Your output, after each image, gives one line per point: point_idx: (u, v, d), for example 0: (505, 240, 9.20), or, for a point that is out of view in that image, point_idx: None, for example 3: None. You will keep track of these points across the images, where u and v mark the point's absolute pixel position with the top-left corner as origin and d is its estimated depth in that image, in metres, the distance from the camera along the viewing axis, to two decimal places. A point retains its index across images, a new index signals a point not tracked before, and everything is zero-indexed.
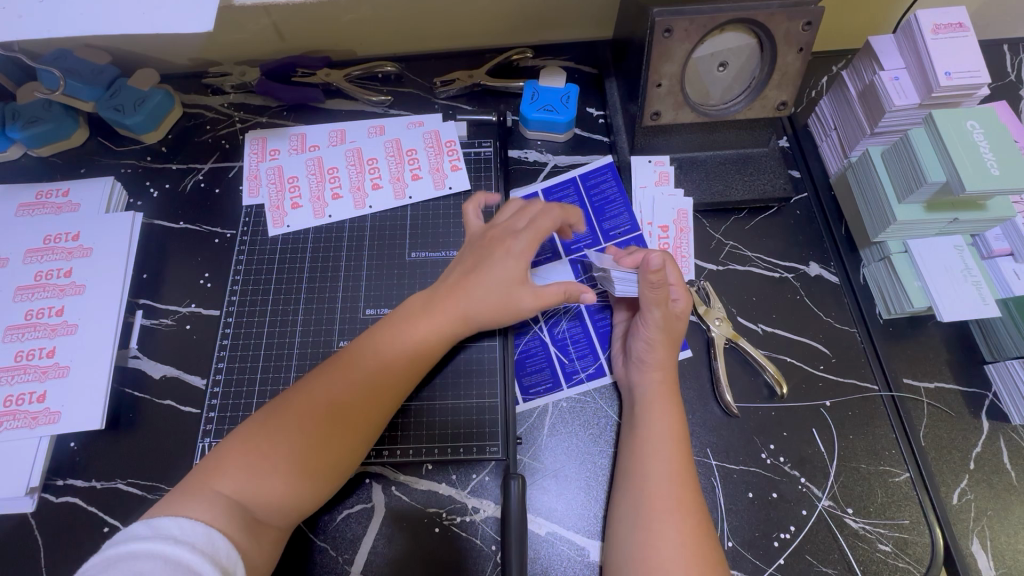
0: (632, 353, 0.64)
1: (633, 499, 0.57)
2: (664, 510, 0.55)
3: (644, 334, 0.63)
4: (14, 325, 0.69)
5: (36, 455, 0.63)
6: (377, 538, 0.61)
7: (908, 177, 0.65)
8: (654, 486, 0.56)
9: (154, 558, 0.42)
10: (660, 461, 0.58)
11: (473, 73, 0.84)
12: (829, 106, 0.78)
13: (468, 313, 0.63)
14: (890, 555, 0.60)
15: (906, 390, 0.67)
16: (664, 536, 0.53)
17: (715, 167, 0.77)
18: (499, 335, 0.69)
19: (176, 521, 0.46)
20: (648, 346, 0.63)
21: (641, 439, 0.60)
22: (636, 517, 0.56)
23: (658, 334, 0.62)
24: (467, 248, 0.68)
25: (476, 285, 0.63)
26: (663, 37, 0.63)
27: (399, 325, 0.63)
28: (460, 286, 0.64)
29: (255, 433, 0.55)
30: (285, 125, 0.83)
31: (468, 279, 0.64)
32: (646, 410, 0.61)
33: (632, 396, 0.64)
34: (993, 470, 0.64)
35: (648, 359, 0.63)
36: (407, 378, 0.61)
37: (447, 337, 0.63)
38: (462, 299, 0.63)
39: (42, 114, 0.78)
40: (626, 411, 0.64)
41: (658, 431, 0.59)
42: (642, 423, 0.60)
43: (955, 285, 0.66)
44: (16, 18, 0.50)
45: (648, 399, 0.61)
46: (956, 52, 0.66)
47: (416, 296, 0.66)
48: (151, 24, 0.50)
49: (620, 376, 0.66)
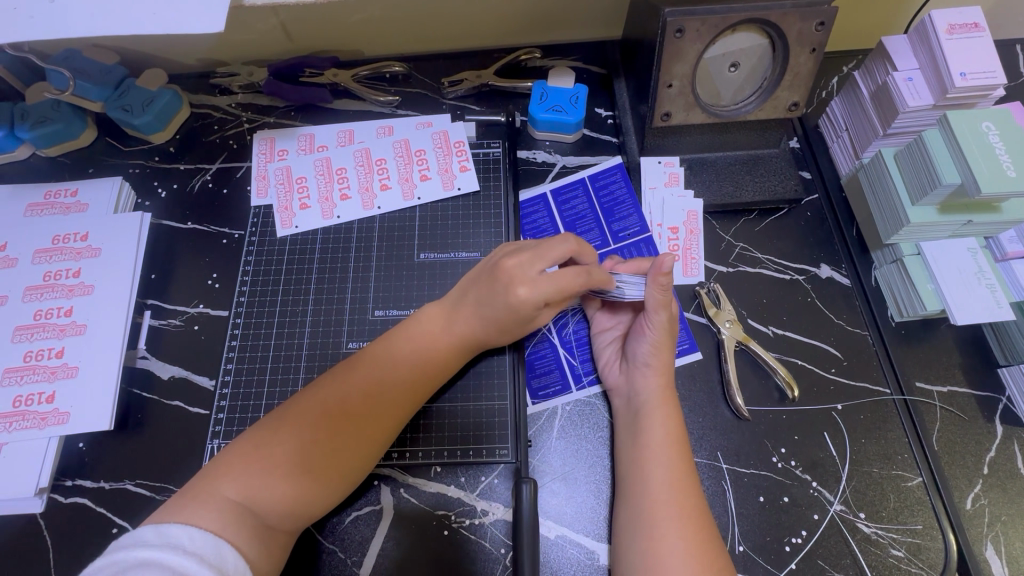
0: (631, 355, 0.64)
1: (637, 506, 0.56)
2: (667, 517, 0.54)
3: (646, 334, 0.63)
4: (24, 325, 0.69)
5: (45, 455, 0.63)
6: (385, 541, 0.61)
7: (921, 179, 0.64)
8: (660, 493, 0.56)
9: (162, 566, 0.42)
10: (666, 468, 0.57)
11: (481, 73, 0.83)
12: (840, 107, 0.77)
13: (479, 332, 0.63)
14: (902, 561, 0.60)
15: (918, 394, 0.66)
16: (670, 544, 0.53)
17: (725, 168, 0.76)
18: (509, 351, 0.69)
19: (186, 530, 0.46)
20: (649, 348, 0.63)
21: (643, 444, 0.59)
22: (642, 525, 0.55)
23: (660, 336, 0.63)
24: (478, 268, 0.66)
25: (490, 308, 0.62)
26: (674, 37, 0.63)
27: (415, 335, 0.63)
28: (472, 302, 0.63)
29: (263, 437, 0.55)
30: (293, 125, 0.83)
31: (481, 302, 0.63)
32: (649, 415, 0.60)
33: (629, 403, 0.63)
34: (1007, 475, 0.63)
35: (650, 362, 0.63)
36: (418, 386, 0.61)
37: (459, 350, 0.63)
38: (473, 317, 0.63)
39: (51, 114, 0.78)
40: (623, 417, 0.63)
41: (662, 438, 0.59)
42: (643, 430, 0.60)
43: (969, 288, 0.65)
44: (27, 18, 0.49)
45: (651, 404, 0.61)
46: (971, 53, 0.65)
47: (431, 307, 0.66)
48: (160, 25, 0.49)
49: (615, 382, 0.65)
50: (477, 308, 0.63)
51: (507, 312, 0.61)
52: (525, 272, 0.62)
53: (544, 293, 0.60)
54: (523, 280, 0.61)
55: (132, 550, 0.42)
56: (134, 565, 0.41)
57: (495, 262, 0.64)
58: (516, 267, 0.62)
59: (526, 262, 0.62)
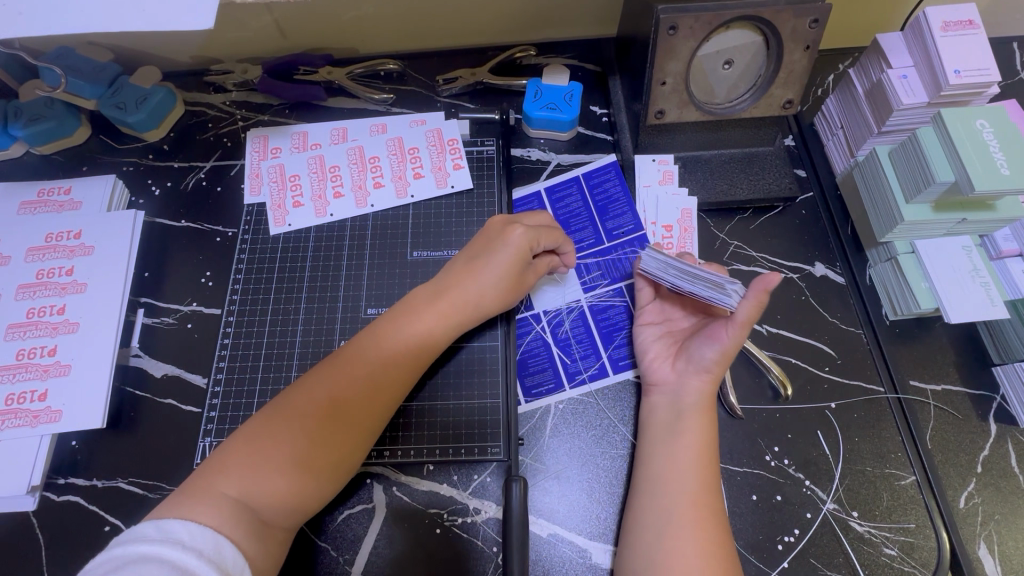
0: (692, 356, 0.62)
1: (656, 507, 0.56)
2: (689, 522, 0.54)
3: (716, 342, 0.60)
4: (16, 323, 0.69)
5: (37, 453, 0.63)
6: (377, 539, 0.61)
7: (916, 177, 0.64)
8: (683, 496, 0.56)
9: (162, 561, 0.43)
10: (694, 473, 0.57)
11: (475, 71, 0.83)
12: (835, 105, 0.77)
13: (473, 297, 0.64)
14: (895, 559, 0.59)
15: (913, 393, 0.66)
16: (687, 546, 0.53)
17: (719, 166, 0.76)
18: (502, 322, 0.70)
19: (186, 525, 0.46)
20: (714, 356, 0.60)
21: (678, 447, 0.59)
22: (657, 526, 0.55)
23: (732, 348, 0.59)
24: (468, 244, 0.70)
25: (483, 268, 0.64)
26: (668, 34, 0.62)
27: (405, 317, 0.63)
28: (464, 260, 0.66)
29: (258, 432, 0.55)
30: (287, 123, 0.83)
31: (472, 264, 0.65)
32: (690, 419, 0.60)
33: (673, 402, 0.62)
34: (1001, 474, 0.63)
35: (711, 368, 0.61)
36: (409, 365, 0.61)
37: (451, 327, 0.64)
38: (466, 283, 0.64)
39: (44, 112, 0.78)
40: (660, 415, 0.62)
41: (697, 444, 0.59)
42: (681, 433, 0.59)
43: (964, 287, 0.65)
44: (16, 16, 0.49)
45: (695, 408, 0.60)
46: (966, 50, 0.65)
47: (418, 290, 0.66)
48: (148, 21, 0.49)
49: (661, 378, 0.64)
50: (468, 275, 0.64)
51: (503, 260, 0.64)
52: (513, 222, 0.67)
53: (535, 238, 0.65)
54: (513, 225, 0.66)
55: (132, 545, 0.43)
56: (132, 561, 0.42)
57: (486, 228, 0.68)
58: (504, 221, 0.68)
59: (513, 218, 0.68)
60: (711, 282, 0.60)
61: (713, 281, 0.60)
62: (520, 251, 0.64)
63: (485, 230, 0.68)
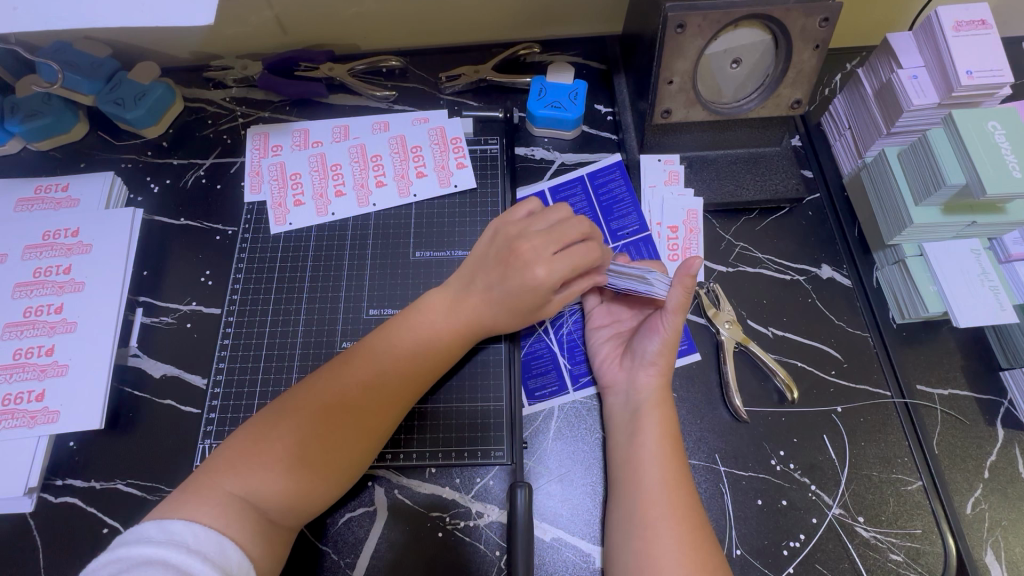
0: (637, 352, 0.63)
1: (626, 508, 0.56)
2: (658, 517, 0.54)
3: (658, 332, 0.62)
4: (13, 321, 0.68)
5: (35, 454, 0.62)
6: (379, 541, 0.60)
7: (924, 179, 0.63)
8: (648, 492, 0.55)
9: (167, 564, 0.43)
10: (656, 468, 0.56)
11: (479, 68, 0.82)
12: (843, 105, 0.76)
13: (489, 319, 0.62)
14: (902, 565, 0.59)
15: (920, 397, 0.66)
16: (660, 544, 0.52)
17: (726, 166, 0.75)
18: (504, 339, 0.68)
19: (189, 526, 0.47)
20: (657, 348, 0.62)
21: (638, 447, 0.58)
22: (628, 528, 0.55)
23: (672, 337, 0.61)
24: (482, 250, 0.64)
25: (501, 296, 0.61)
26: (676, 32, 0.61)
27: (418, 318, 0.62)
28: (481, 289, 0.62)
29: (263, 430, 0.54)
30: (287, 120, 0.81)
31: (492, 288, 0.62)
32: (646, 416, 0.60)
33: (627, 403, 0.62)
34: (1007, 480, 0.62)
35: (655, 361, 0.62)
36: (420, 369, 0.60)
37: (464, 335, 0.62)
38: (484, 303, 0.62)
39: (42, 108, 0.77)
40: (618, 415, 0.62)
41: (655, 441, 0.58)
42: (640, 432, 0.59)
43: (972, 291, 0.64)
44: (13, 10, 0.48)
45: (647, 404, 0.60)
46: (977, 51, 0.64)
47: (439, 292, 0.64)
48: (147, 15, 0.47)
49: (613, 379, 0.64)
50: (487, 293, 0.62)
51: (521, 294, 0.61)
52: (540, 253, 0.61)
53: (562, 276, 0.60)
54: (541, 261, 0.60)
55: (137, 547, 0.44)
56: (138, 563, 0.42)
57: (506, 243, 0.63)
58: (523, 249, 0.61)
59: (537, 248, 0.61)
60: (633, 274, 0.63)
61: (636, 273, 0.63)
62: (541, 285, 0.60)
63: (503, 240, 0.63)
